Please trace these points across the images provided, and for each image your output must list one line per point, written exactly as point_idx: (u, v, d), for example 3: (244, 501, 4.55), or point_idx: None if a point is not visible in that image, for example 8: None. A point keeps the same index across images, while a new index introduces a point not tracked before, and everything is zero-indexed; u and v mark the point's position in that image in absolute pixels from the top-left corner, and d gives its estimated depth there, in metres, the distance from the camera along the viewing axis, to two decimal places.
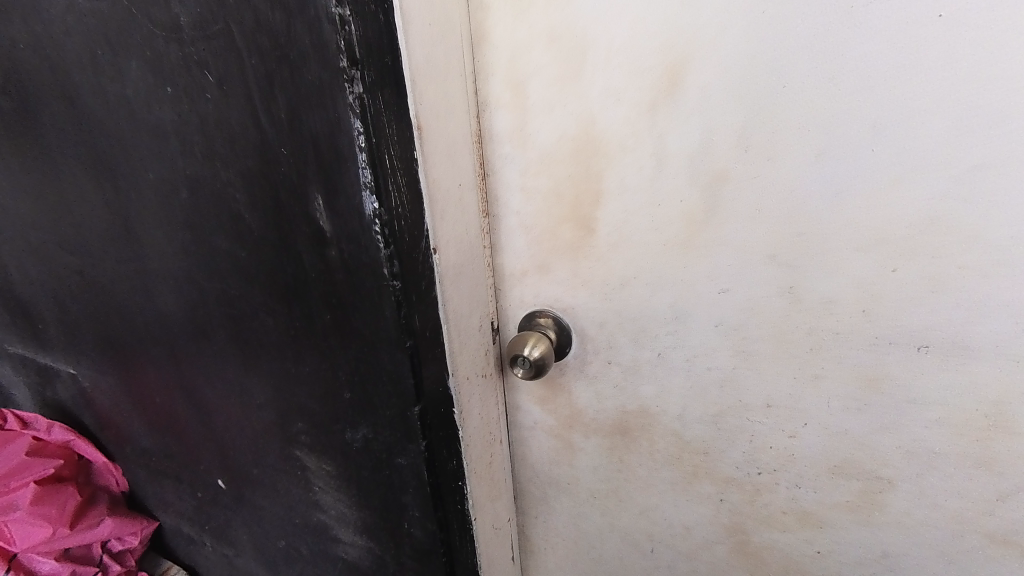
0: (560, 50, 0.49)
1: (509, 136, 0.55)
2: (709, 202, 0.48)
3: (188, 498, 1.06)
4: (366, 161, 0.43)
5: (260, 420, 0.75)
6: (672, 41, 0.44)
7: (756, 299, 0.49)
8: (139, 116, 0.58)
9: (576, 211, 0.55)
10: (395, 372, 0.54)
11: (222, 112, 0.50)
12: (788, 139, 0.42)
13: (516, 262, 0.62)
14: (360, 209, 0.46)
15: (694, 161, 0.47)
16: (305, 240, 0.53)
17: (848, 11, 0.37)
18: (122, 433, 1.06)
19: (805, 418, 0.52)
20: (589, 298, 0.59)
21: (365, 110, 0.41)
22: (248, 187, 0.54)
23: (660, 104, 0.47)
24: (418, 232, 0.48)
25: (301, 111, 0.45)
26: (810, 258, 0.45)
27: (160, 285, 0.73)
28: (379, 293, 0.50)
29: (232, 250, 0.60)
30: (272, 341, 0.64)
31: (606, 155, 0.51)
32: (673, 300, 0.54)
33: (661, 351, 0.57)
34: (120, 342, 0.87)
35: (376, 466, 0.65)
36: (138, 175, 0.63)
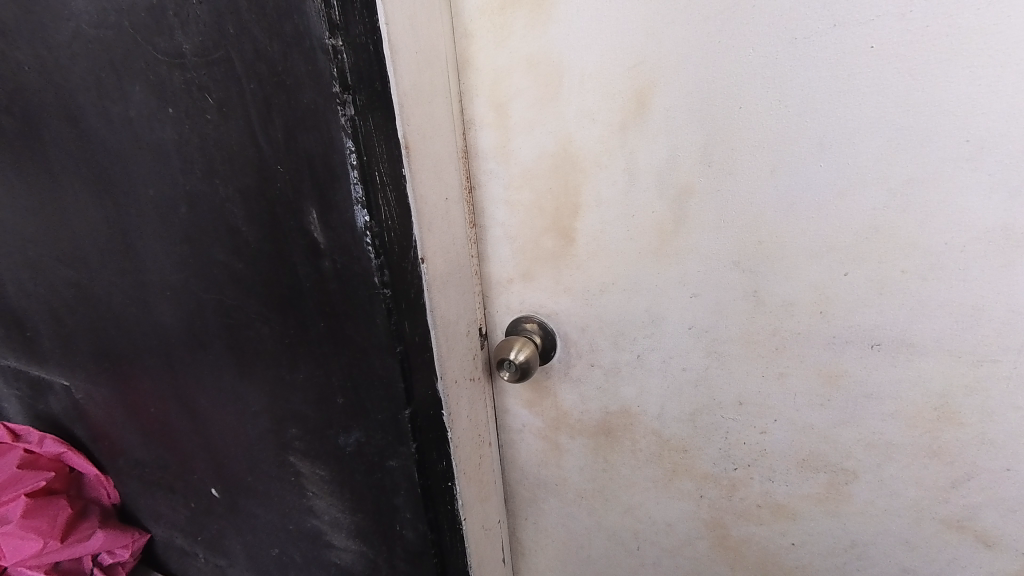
0: (539, 74, 0.53)
1: (493, 152, 0.59)
2: (678, 214, 0.52)
3: (181, 509, 1.06)
4: (357, 177, 0.46)
5: (255, 427, 0.77)
6: (639, 67, 0.48)
7: (723, 303, 0.53)
8: (140, 136, 0.61)
9: (557, 222, 0.59)
10: (386, 376, 0.57)
11: (221, 132, 0.54)
12: (745, 156, 0.46)
13: (501, 271, 0.65)
14: (352, 222, 0.49)
15: (662, 176, 0.51)
16: (300, 252, 0.56)
17: (792, 42, 0.42)
18: (115, 444, 1.06)
19: (774, 415, 0.55)
20: (571, 304, 0.62)
21: (356, 130, 0.45)
22: (245, 202, 0.57)
23: (630, 124, 0.51)
24: (407, 243, 0.51)
25: (297, 132, 0.48)
26: (770, 264, 0.49)
27: (158, 297, 0.75)
28: (370, 301, 0.53)
29: (229, 261, 0.63)
30: (268, 349, 0.66)
31: (582, 171, 0.55)
32: (649, 305, 0.57)
33: (639, 354, 0.60)
34: (116, 352, 0.89)
35: (369, 469, 0.67)
36: (138, 191, 0.66)
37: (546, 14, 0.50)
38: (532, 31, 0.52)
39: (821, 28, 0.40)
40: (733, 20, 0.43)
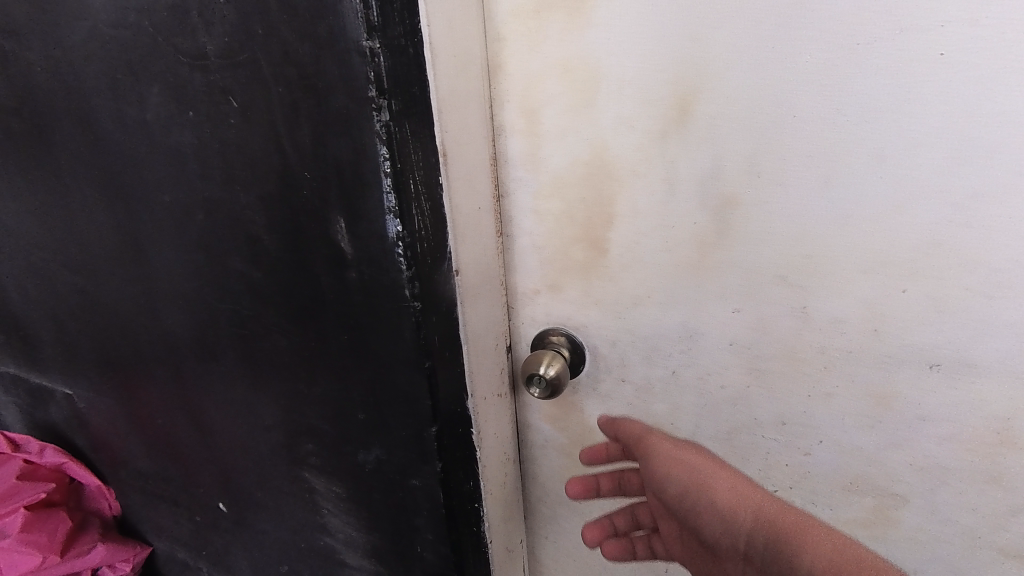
0: (574, 80, 0.51)
1: (523, 160, 0.57)
2: (721, 226, 0.50)
3: (185, 522, 1.03)
4: (391, 186, 0.45)
5: (267, 441, 0.74)
6: (684, 73, 0.46)
7: (768, 318, 0.51)
8: (157, 139, 0.58)
9: (589, 232, 0.57)
10: (411, 392, 0.55)
11: (244, 137, 0.51)
12: (796, 167, 0.45)
13: (527, 282, 0.63)
14: (382, 232, 0.47)
15: (705, 186, 0.49)
16: (323, 262, 0.53)
17: (852, 48, 0.40)
18: (117, 455, 1.03)
19: (819, 435, 0.53)
20: (601, 317, 0.60)
21: (391, 136, 0.43)
22: (267, 210, 0.54)
23: (672, 132, 0.49)
24: (440, 254, 0.49)
25: (326, 137, 0.46)
26: (818, 278, 0.47)
27: (168, 305, 0.72)
28: (397, 314, 0.51)
29: (246, 270, 0.60)
30: (284, 361, 0.64)
31: (618, 179, 0.53)
32: (685, 319, 0.55)
33: (674, 370, 0.58)
34: (122, 361, 0.86)
35: (389, 488, 0.64)
36: (152, 196, 0.63)
37: (585, 17, 0.49)
38: (568, 35, 0.50)
39: (884, 34, 0.39)
40: (788, 23, 0.41)
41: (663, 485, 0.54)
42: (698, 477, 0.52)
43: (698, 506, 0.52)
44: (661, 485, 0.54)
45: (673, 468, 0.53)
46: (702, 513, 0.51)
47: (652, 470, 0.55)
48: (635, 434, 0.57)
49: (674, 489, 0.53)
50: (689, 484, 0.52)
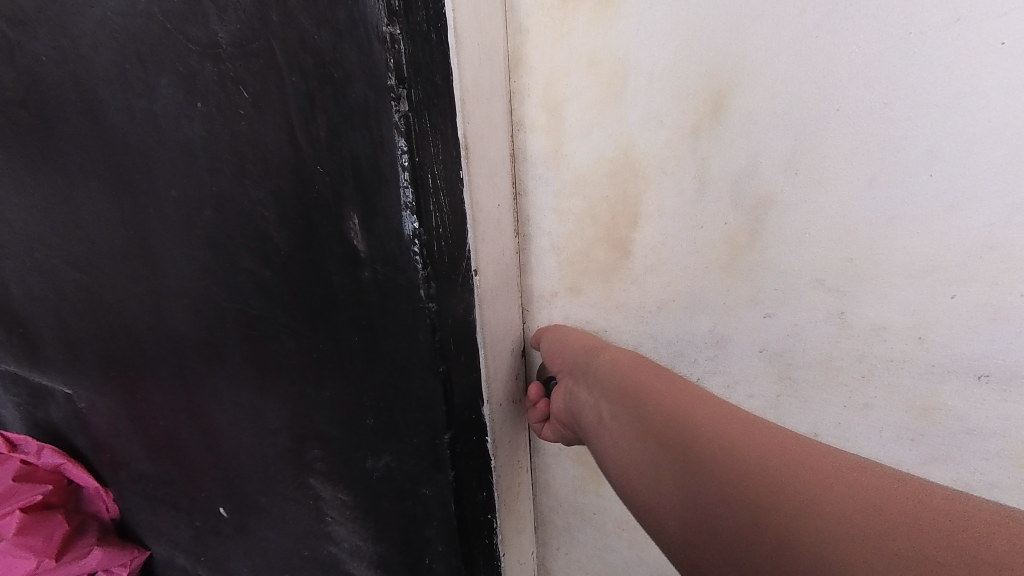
0: (600, 74, 0.49)
1: (543, 157, 0.55)
2: (755, 226, 0.47)
3: (185, 527, 1.01)
4: (407, 180, 0.42)
5: (272, 446, 0.71)
6: (719, 66, 0.44)
7: (803, 324, 0.48)
8: (165, 132, 0.57)
9: (612, 232, 0.55)
10: (425, 398, 0.52)
11: (256, 130, 0.49)
12: (839, 165, 0.42)
13: (545, 284, 0.60)
14: (399, 229, 0.45)
15: (739, 186, 0.47)
16: (336, 260, 0.51)
17: (903, 39, 0.38)
18: (117, 457, 1.01)
19: (855, 448, 0.50)
20: (622, 321, 0.58)
21: (409, 128, 0.41)
22: (278, 205, 0.52)
23: (705, 128, 0.46)
24: (459, 253, 0.47)
25: (342, 130, 0.44)
26: (859, 283, 0.45)
27: (173, 303, 0.70)
28: (412, 316, 0.48)
29: (254, 268, 0.58)
30: (292, 363, 0.62)
31: (645, 177, 0.51)
32: (713, 324, 0.53)
33: (700, 377, 0.56)
34: (124, 361, 0.84)
35: (399, 498, 0.61)
36: (160, 191, 0.61)
37: (612, 8, 0.47)
38: (595, 26, 0.48)
39: (940, 23, 0.37)
40: (834, 13, 0.39)
41: (586, 371, 0.52)
42: (615, 360, 0.50)
43: (606, 389, 0.49)
44: (584, 374, 0.52)
45: (597, 358, 0.52)
46: (609, 392, 0.48)
47: (580, 343, 0.55)
48: (578, 333, 0.57)
49: (593, 375, 0.51)
50: (609, 364, 0.50)
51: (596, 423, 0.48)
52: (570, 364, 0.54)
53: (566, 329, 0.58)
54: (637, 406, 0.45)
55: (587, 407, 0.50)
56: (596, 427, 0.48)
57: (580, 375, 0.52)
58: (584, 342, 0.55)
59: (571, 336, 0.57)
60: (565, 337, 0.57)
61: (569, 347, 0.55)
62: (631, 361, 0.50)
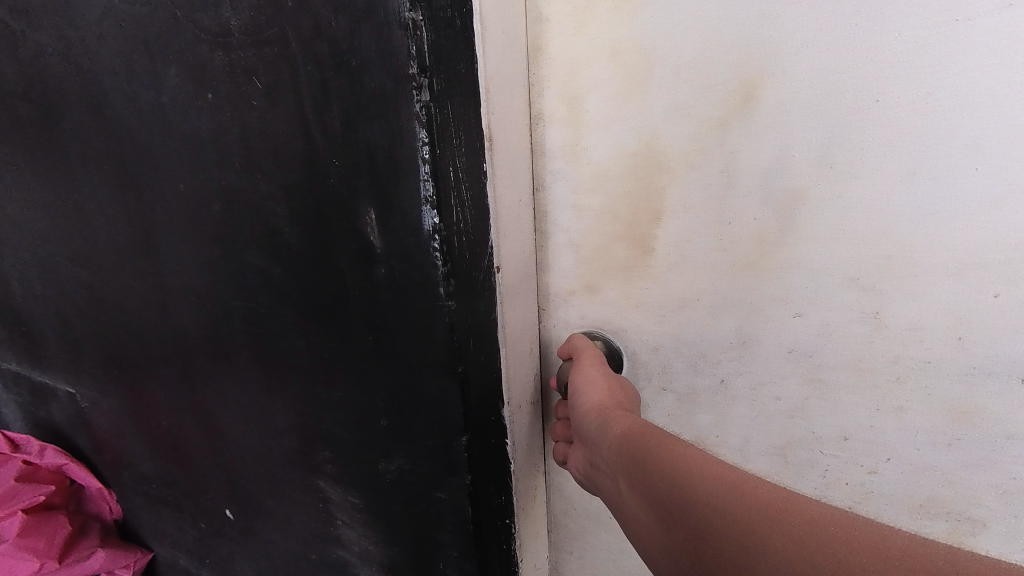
0: (623, 63, 0.48)
1: (563, 151, 0.53)
2: (785, 222, 0.46)
3: (188, 528, 0.99)
4: (428, 173, 0.41)
5: (280, 447, 0.70)
6: (750, 54, 0.42)
7: (834, 324, 0.47)
8: (173, 125, 0.55)
9: (632, 229, 0.53)
10: (441, 400, 0.51)
11: (268, 122, 0.48)
12: (876, 158, 0.41)
13: (561, 282, 0.59)
14: (417, 225, 0.44)
15: (769, 180, 0.45)
16: (350, 257, 0.49)
17: (948, 26, 0.37)
18: (120, 457, 0.99)
19: (887, 453, 0.49)
20: (642, 320, 0.56)
21: (431, 120, 0.39)
22: (289, 200, 0.51)
23: (735, 118, 0.45)
24: (479, 249, 0.45)
25: (358, 120, 0.42)
26: (896, 282, 0.43)
27: (179, 301, 0.69)
28: (429, 315, 0.47)
29: (264, 265, 0.57)
30: (302, 363, 0.60)
31: (669, 171, 0.49)
32: (738, 324, 0.51)
33: (723, 379, 0.54)
34: (128, 359, 0.83)
35: (412, 502, 0.60)
36: (166, 186, 0.60)
37: None
38: (618, 14, 0.46)
39: (988, 9, 0.35)
40: None
41: (602, 439, 0.49)
42: (625, 429, 0.47)
43: (621, 465, 0.46)
44: (600, 441, 0.49)
45: (610, 426, 0.48)
46: (623, 468, 0.45)
47: (597, 402, 0.51)
48: (595, 388, 0.51)
49: (607, 447, 0.48)
50: (621, 434, 0.47)
51: (618, 495, 0.47)
52: (587, 426, 0.51)
53: (587, 369, 0.53)
54: (647, 485, 0.43)
55: (608, 475, 0.49)
56: (619, 499, 0.47)
57: (597, 441, 0.49)
58: (600, 403, 0.50)
59: (589, 389, 0.52)
60: (584, 390, 0.52)
61: (588, 405, 0.51)
62: (635, 424, 0.47)
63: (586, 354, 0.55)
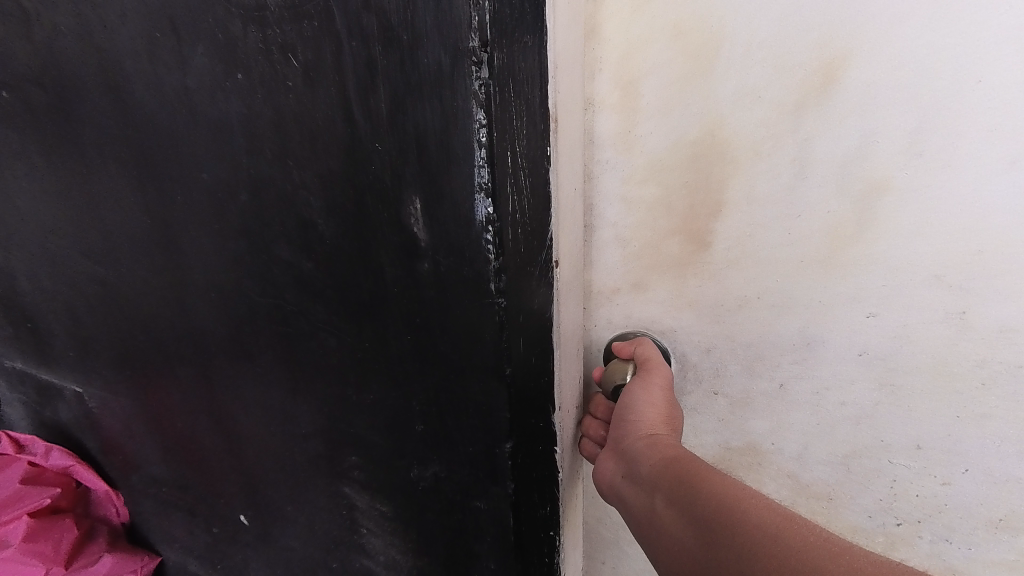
0: (687, 45, 0.45)
1: (614, 139, 0.51)
2: (863, 214, 0.44)
3: (201, 533, 0.96)
4: (484, 158, 0.38)
5: (304, 451, 0.67)
6: (833, 35, 0.41)
7: (911, 325, 0.45)
8: (198, 109, 0.52)
9: (689, 223, 0.51)
10: (485, 404, 0.48)
11: (304, 105, 0.45)
12: (972, 145, 0.39)
13: (605, 279, 0.56)
14: (468, 216, 0.40)
15: (846, 169, 0.43)
16: (390, 251, 0.46)
17: None
18: (131, 459, 0.96)
19: (966, 464, 0.46)
20: (693, 320, 0.54)
21: (490, 99, 0.36)
22: (325, 189, 0.47)
23: (812, 101, 0.43)
24: (537, 242, 0.41)
25: (408, 101, 0.39)
26: (986, 279, 0.41)
27: (198, 298, 0.65)
28: (478, 314, 0.44)
29: (293, 260, 0.53)
30: (331, 364, 0.57)
31: (733, 161, 0.47)
32: (803, 326, 0.49)
33: (782, 383, 0.52)
34: (142, 358, 0.79)
35: (447, 511, 0.57)
36: (188, 175, 0.57)
37: None
38: None
39: None
40: None
41: (646, 457, 0.46)
42: (672, 450, 0.45)
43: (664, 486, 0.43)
44: (643, 459, 0.46)
45: (658, 445, 0.46)
46: (666, 489, 0.42)
47: (647, 421, 0.48)
48: (651, 407, 0.48)
49: (651, 465, 0.45)
50: (668, 455, 0.45)
51: (653, 518, 0.43)
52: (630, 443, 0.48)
53: (652, 387, 0.49)
54: (691, 508, 0.40)
55: (646, 495, 0.45)
56: (654, 523, 0.43)
57: (638, 459, 0.47)
58: (649, 421, 0.48)
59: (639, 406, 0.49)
60: (634, 404, 0.49)
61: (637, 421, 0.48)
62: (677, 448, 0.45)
63: (654, 365, 0.51)
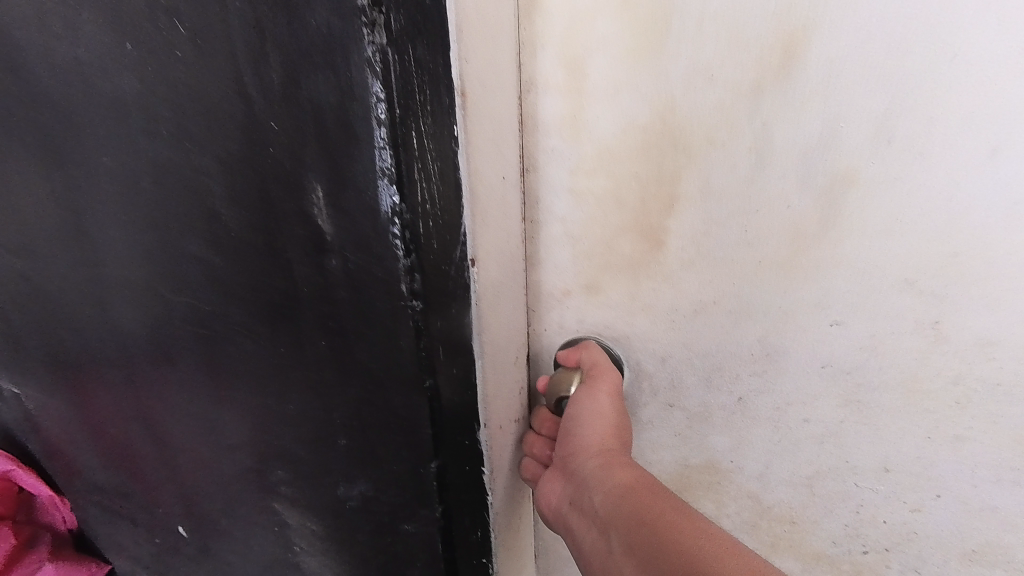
0: (635, 15, 0.40)
1: (560, 124, 0.45)
2: (828, 211, 0.42)
3: (145, 543, 0.90)
4: (385, 139, 0.33)
5: (233, 464, 0.61)
6: (793, 5, 0.37)
7: (880, 335, 0.44)
8: (93, 84, 0.46)
9: (642, 220, 0.46)
10: (408, 419, 0.43)
11: (197, 78, 0.39)
12: (945, 130, 0.38)
13: (557, 280, 0.51)
14: (374, 205, 0.35)
15: (809, 160, 0.41)
16: (298, 245, 0.41)
17: None
18: (69, 465, 0.90)
19: (937, 490, 0.47)
20: (649, 326, 0.49)
21: (388, 68, 0.31)
22: (227, 176, 0.42)
23: (773, 80, 0.39)
24: (451, 236, 0.37)
25: (300, 72, 0.34)
26: (962, 284, 0.41)
27: (117, 295, 0.59)
28: (393, 318, 0.39)
29: (203, 256, 0.48)
30: (251, 371, 0.51)
31: (687, 149, 0.43)
32: (763, 334, 0.46)
33: (740, 397, 0.49)
34: (69, 360, 0.73)
35: (378, 532, 0.52)
36: (92, 159, 0.51)
37: None
38: None
39: None
40: None
41: (599, 485, 0.43)
42: (628, 479, 0.42)
43: (620, 523, 0.39)
44: (596, 486, 0.43)
45: (612, 472, 0.43)
46: (623, 526, 0.39)
47: (597, 436, 0.46)
48: (601, 421, 0.46)
49: (604, 495, 0.42)
50: (623, 484, 0.42)
51: (605, 558, 0.40)
52: (582, 466, 0.45)
53: (599, 397, 0.47)
54: (650, 555, 0.36)
55: (595, 525, 0.42)
56: (606, 566, 0.40)
57: (592, 486, 0.44)
58: (602, 441, 0.45)
59: (589, 421, 0.46)
60: (584, 423, 0.46)
61: (589, 441, 0.45)
62: (629, 475, 0.43)
63: (602, 374, 0.48)
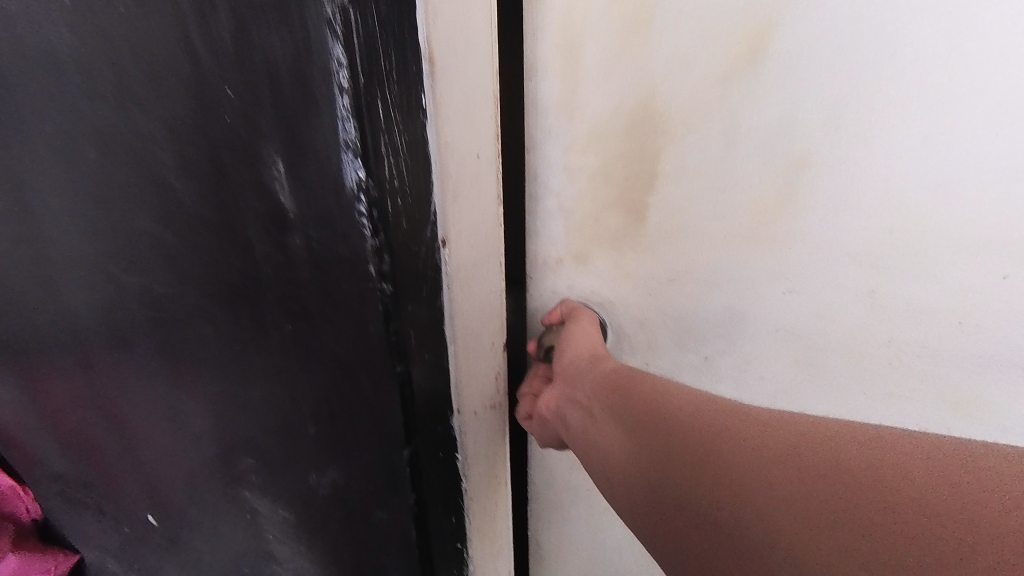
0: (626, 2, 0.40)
1: (557, 105, 0.44)
2: (787, 189, 0.43)
3: (112, 533, 0.87)
4: (348, 108, 0.30)
5: (199, 452, 0.59)
6: None
7: (829, 303, 0.46)
8: (25, 39, 0.41)
9: (627, 194, 0.46)
10: (377, 406, 0.41)
11: (139, 33, 0.35)
12: (886, 118, 0.39)
13: (548, 248, 0.50)
14: (337, 180, 0.32)
15: (770, 143, 0.41)
16: (258, 222, 0.38)
17: None
18: (28, 453, 0.85)
19: None
20: (631, 294, 0.50)
21: (351, 27, 0.28)
22: (178, 147, 0.39)
23: (740, 73, 0.40)
24: (421, 216, 0.35)
25: (252, 28, 0.30)
26: (901, 258, 0.43)
27: (67, 275, 0.55)
28: (360, 302, 0.36)
29: (157, 233, 0.44)
30: (213, 355, 0.49)
31: (666, 131, 0.43)
32: (726, 299, 0.48)
33: (708, 357, 0.51)
34: (20, 345, 0.69)
35: (350, 520, 0.51)
36: (29, 125, 0.46)
37: None
38: None
39: None
40: None
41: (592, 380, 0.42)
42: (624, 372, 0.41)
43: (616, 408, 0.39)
44: (592, 383, 0.42)
45: (607, 368, 0.43)
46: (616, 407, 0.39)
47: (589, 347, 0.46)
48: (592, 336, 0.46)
49: (598, 386, 0.42)
50: (616, 374, 0.41)
51: (602, 443, 0.39)
52: (580, 376, 0.43)
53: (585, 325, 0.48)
54: (645, 422, 0.36)
55: (592, 417, 0.41)
56: (604, 449, 0.38)
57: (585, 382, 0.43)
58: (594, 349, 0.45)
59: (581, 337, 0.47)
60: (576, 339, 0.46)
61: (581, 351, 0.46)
62: (631, 378, 0.41)
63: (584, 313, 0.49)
